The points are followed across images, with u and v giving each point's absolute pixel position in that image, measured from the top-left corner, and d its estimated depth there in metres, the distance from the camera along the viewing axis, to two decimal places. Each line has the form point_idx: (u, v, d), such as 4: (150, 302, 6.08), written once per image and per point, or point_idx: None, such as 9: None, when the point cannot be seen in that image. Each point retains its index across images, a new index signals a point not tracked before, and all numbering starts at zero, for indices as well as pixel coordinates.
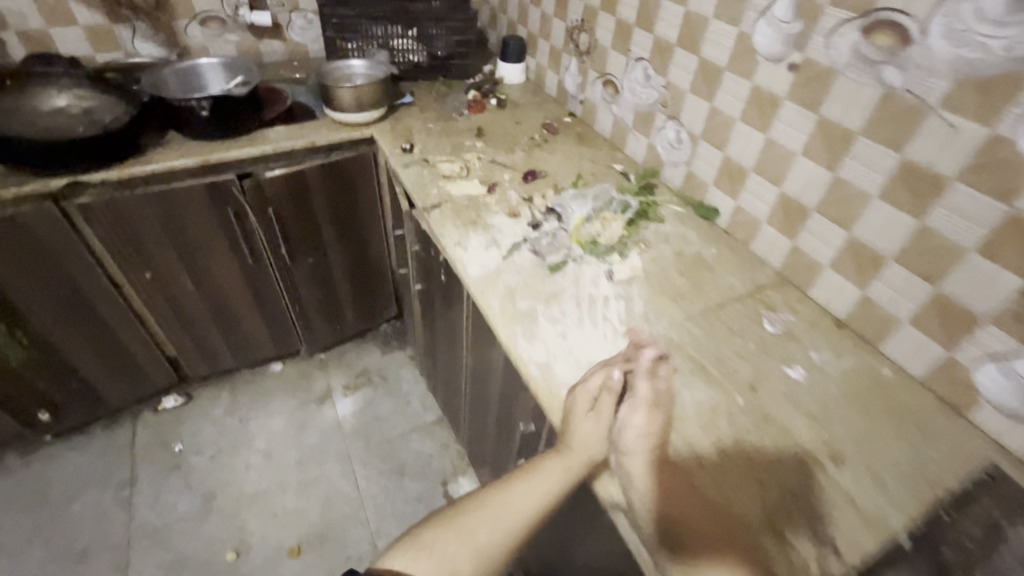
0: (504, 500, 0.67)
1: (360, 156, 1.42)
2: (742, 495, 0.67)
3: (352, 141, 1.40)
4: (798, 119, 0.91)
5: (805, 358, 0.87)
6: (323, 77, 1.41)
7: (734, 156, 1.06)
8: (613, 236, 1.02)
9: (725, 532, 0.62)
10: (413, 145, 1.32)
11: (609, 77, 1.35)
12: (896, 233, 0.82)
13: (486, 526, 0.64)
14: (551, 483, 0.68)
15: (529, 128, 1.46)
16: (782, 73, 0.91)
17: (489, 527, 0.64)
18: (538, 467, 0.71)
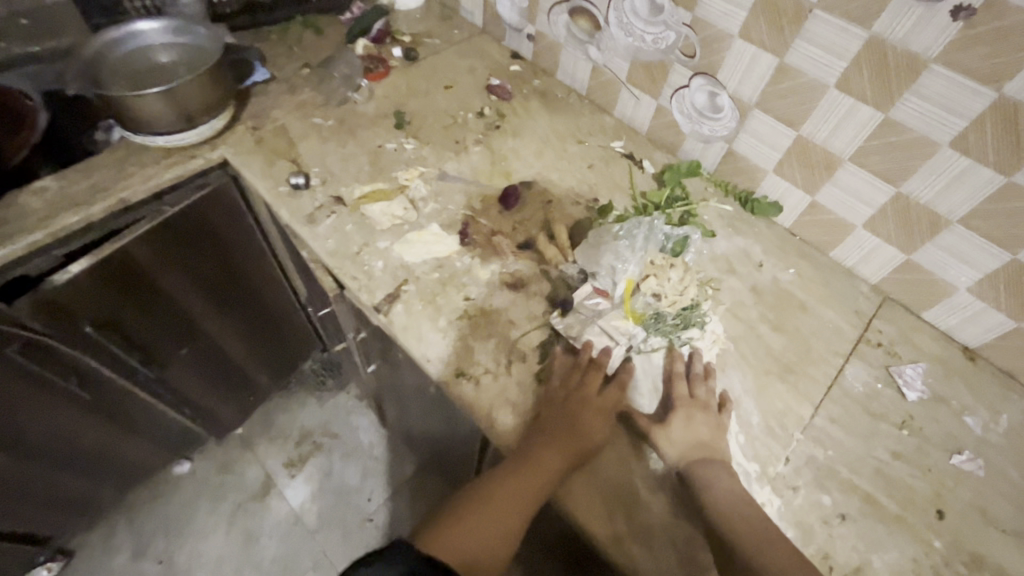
0: (507, 482, 0.57)
1: (216, 195, 0.86)
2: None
3: (195, 175, 0.84)
4: (954, 95, 0.59)
5: (963, 430, 0.67)
6: (95, 67, 0.79)
7: (817, 138, 0.73)
8: (676, 295, 0.71)
9: (767, 525, 0.55)
10: (307, 173, 0.81)
11: (582, 3, 0.89)
12: None
13: (496, 515, 0.55)
14: (558, 461, 0.57)
15: (469, 95, 0.98)
16: (939, 20, 0.56)
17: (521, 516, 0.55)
18: (530, 450, 0.58)
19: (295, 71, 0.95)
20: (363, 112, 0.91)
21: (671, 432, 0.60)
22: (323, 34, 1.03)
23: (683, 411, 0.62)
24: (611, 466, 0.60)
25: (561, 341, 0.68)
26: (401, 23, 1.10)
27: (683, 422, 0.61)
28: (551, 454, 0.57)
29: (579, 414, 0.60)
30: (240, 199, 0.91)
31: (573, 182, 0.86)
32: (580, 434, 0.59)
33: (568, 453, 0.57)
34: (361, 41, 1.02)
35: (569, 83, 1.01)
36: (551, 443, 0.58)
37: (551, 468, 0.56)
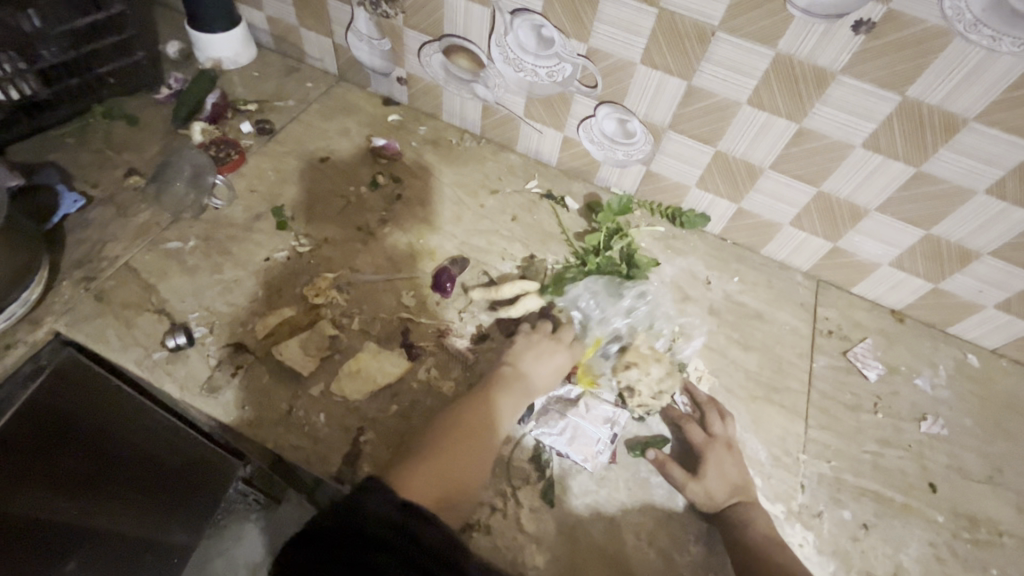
0: (461, 427, 0.56)
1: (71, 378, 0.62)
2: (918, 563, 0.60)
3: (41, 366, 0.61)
4: (861, 102, 0.60)
5: (918, 395, 0.73)
6: None
7: (734, 152, 0.72)
8: (652, 396, 0.64)
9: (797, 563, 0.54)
10: (184, 323, 0.63)
11: (456, 40, 0.79)
12: (999, 229, 0.64)
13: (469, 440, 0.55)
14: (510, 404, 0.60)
15: (351, 163, 0.84)
16: (840, 36, 0.56)
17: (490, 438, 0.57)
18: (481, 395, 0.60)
19: (118, 184, 0.74)
20: (230, 219, 0.73)
21: (710, 475, 0.60)
22: (140, 122, 0.83)
23: (711, 455, 0.61)
24: (645, 526, 0.58)
25: (550, 445, 0.61)
26: (239, 88, 0.91)
27: (723, 464, 0.61)
28: (502, 395, 0.60)
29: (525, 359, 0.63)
30: (98, 366, 0.63)
31: (504, 243, 0.78)
32: (527, 373, 0.62)
33: (518, 393, 0.61)
34: (195, 124, 0.82)
35: (459, 124, 0.91)
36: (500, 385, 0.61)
37: (502, 413, 0.59)
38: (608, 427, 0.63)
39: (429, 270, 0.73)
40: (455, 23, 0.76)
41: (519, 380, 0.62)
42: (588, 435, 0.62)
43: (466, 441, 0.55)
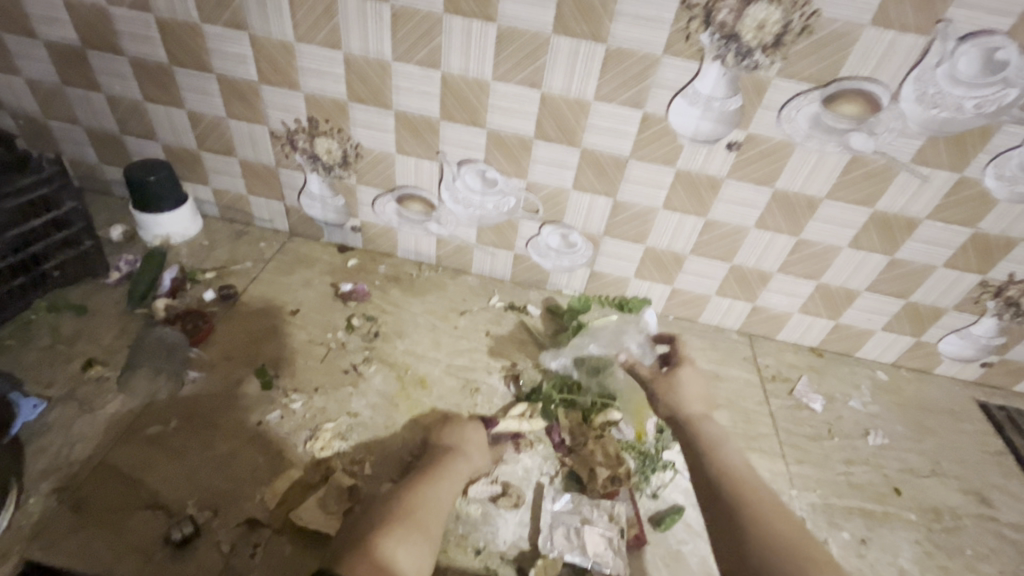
0: (421, 496, 0.60)
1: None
2: (914, 560, 0.69)
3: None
4: (746, 196, 0.79)
5: (856, 414, 0.86)
6: None
7: (661, 245, 0.87)
8: (650, 471, 0.72)
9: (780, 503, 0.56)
10: (185, 513, 0.60)
11: (408, 190, 0.89)
12: (867, 270, 0.83)
13: (420, 528, 0.56)
14: (451, 476, 0.64)
15: (321, 311, 0.87)
16: (720, 153, 0.75)
17: (436, 517, 0.58)
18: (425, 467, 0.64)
19: (77, 378, 0.71)
20: (213, 390, 0.72)
21: (683, 400, 0.73)
22: (89, 310, 0.80)
23: (675, 377, 0.75)
24: None
25: (571, 558, 0.62)
26: (190, 259, 0.92)
27: (689, 385, 0.75)
28: (453, 460, 0.65)
29: (455, 431, 0.70)
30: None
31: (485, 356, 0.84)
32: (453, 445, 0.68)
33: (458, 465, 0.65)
34: (155, 302, 0.82)
35: (415, 259, 0.98)
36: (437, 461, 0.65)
37: (452, 490, 0.62)
38: (614, 523, 0.66)
39: (424, 400, 0.76)
40: (407, 176, 0.87)
41: (467, 452, 0.67)
42: (599, 535, 0.64)
43: (433, 507, 0.59)
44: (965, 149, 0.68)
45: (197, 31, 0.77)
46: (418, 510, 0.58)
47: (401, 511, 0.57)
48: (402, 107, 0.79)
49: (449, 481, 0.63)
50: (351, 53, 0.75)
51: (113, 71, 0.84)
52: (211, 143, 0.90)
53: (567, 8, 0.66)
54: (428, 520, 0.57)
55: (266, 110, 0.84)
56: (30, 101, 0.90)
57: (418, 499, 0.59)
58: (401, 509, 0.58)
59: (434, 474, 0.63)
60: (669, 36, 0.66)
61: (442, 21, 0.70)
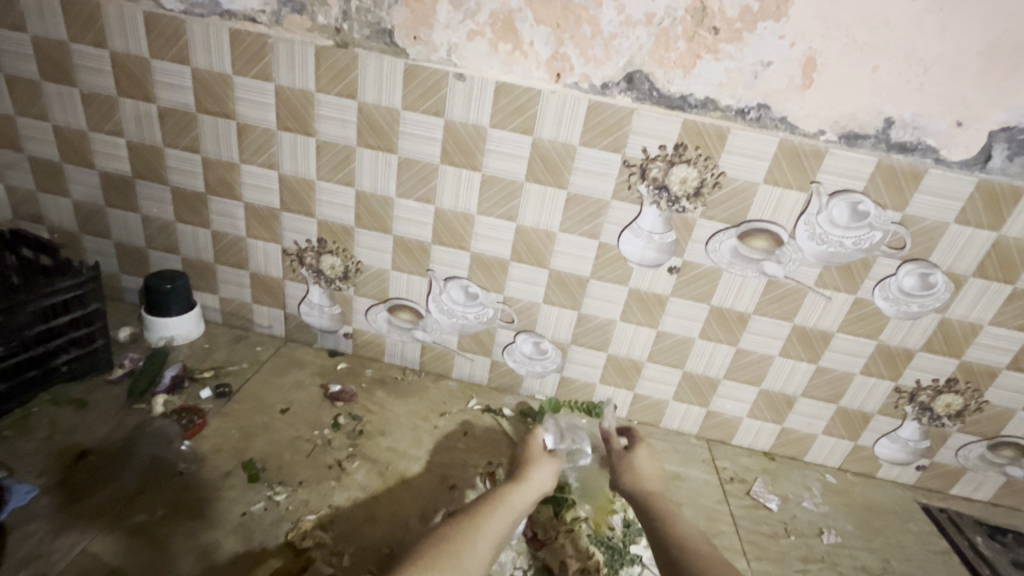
0: (474, 522, 0.66)
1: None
2: None
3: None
4: (688, 311, 0.93)
5: (809, 514, 0.92)
6: None
7: (621, 353, 0.99)
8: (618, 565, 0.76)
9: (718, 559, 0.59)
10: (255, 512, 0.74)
11: (399, 301, 1.01)
12: (799, 378, 0.96)
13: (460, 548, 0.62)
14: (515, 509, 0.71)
15: (309, 410, 0.93)
16: (663, 275, 0.91)
17: (484, 538, 0.65)
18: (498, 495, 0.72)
19: (68, 469, 0.75)
20: (202, 483, 0.76)
21: (639, 478, 0.77)
22: (89, 405, 0.86)
23: (633, 458, 0.81)
24: None
25: None
26: (190, 360, 1.00)
27: (644, 465, 0.80)
28: (514, 491, 0.73)
29: (531, 463, 0.79)
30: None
31: (462, 455, 0.90)
32: (533, 481, 0.76)
33: (528, 501, 0.73)
34: (154, 399, 0.88)
35: (400, 364, 1.07)
36: (516, 489, 0.74)
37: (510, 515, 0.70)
38: None
39: (403, 495, 0.80)
40: (399, 289, 1.00)
41: (530, 482, 0.76)
42: None
43: (485, 530, 0.66)
44: (854, 276, 0.86)
45: (236, 169, 0.94)
46: (467, 531, 0.64)
47: (450, 532, 0.64)
48: (400, 233, 0.95)
49: (508, 504, 0.71)
50: (362, 189, 0.92)
51: (154, 196, 0.99)
52: (227, 258, 1.03)
53: (536, 164, 0.85)
54: (473, 544, 0.63)
55: (283, 232, 0.99)
56: (71, 220, 1.04)
57: (477, 527, 0.65)
58: (460, 532, 0.64)
59: (494, 503, 0.70)
60: (615, 186, 0.85)
61: (438, 170, 0.88)
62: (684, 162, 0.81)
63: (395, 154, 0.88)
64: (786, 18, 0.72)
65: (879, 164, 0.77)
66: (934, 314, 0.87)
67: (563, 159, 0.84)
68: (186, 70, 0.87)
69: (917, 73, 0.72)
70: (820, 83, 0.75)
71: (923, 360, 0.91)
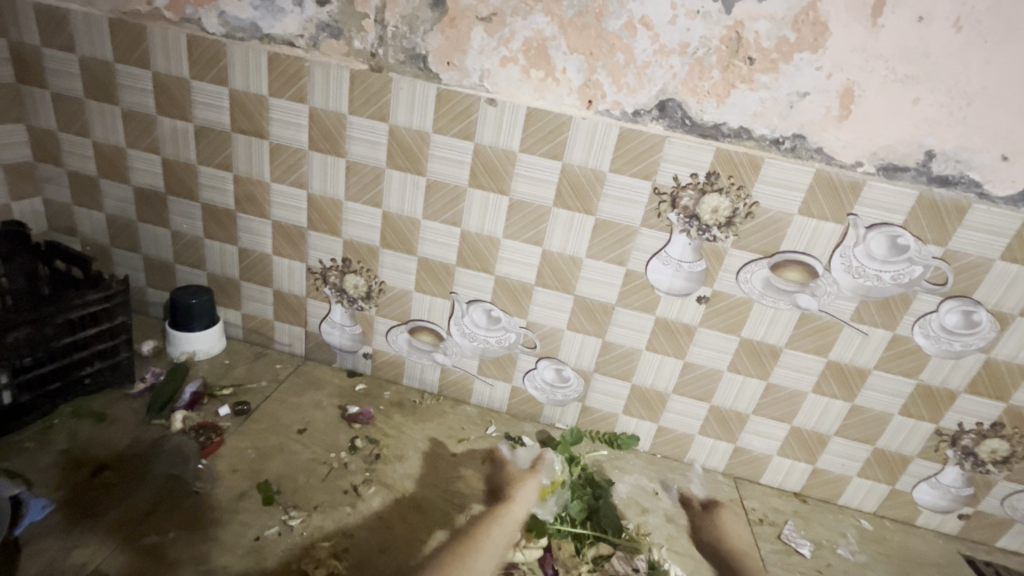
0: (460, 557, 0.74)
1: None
2: None
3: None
4: (717, 342, 0.90)
5: (844, 562, 0.87)
6: None
7: (646, 383, 0.96)
8: None
9: None
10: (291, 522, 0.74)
11: (421, 323, 1.00)
12: (833, 416, 0.92)
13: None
14: (508, 533, 0.79)
15: (327, 431, 0.91)
16: (692, 305, 0.88)
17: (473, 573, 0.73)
18: (483, 525, 0.80)
19: (84, 484, 0.74)
20: (217, 503, 0.75)
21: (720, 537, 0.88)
22: (108, 418, 0.85)
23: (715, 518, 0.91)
24: None
25: None
26: (210, 376, 0.99)
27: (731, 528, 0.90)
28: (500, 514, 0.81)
29: (512, 483, 0.87)
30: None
31: (456, 467, 0.90)
32: (517, 502, 0.84)
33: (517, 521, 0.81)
34: (172, 414, 0.87)
35: (418, 387, 1.05)
36: (502, 512, 0.82)
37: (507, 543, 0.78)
38: None
39: (418, 525, 0.78)
40: (421, 311, 0.99)
41: (513, 504, 0.84)
42: None
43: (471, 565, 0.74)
44: (893, 312, 0.83)
45: (266, 187, 0.95)
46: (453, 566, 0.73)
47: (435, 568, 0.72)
48: (425, 254, 0.94)
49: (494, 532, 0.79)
50: (389, 210, 0.93)
51: (184, 212, 1.01)
52: (252, 274, 1.03)
53: (564, 189, 0.84)
54: None
55: (308, 251, 0.99)
56: (103, 233, 1.06)
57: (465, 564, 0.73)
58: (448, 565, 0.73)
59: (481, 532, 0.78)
60: (644, 214, 0.84)
61: (466, 192, 0.88)
62: (716, 190, 0.80)
63: (423, 176, 0.89)
64: (823, 49, 0.71)
65: (920, 197, 0.75)
66: (979, 354, 0.83)
67: (591, 185, 0.83)
68: (223, 90, 0.89)
69: (959, 106, 0.71)
70: (858, 114, 0.73)
71: (966, 402, 0.86)
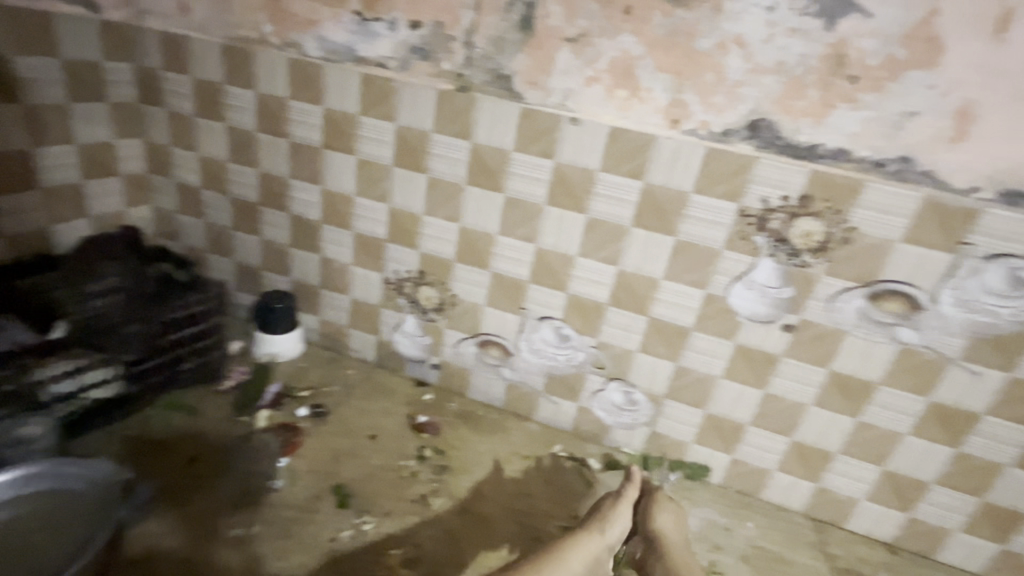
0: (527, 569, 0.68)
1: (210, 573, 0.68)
2: None
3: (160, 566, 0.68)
4: (802, 373, 0.85)
5: None
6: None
7: (721, 412, 0.92)
8: None
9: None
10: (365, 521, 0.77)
11: (490, 337, 1.01)
12: (934, 462, 0.84)
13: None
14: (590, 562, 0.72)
15: (396, 439, 0.93)
16: (776, 333, 0.84)
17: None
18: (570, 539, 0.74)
19: (179, 473, 0.80)
20: (295, 501, 0.78)
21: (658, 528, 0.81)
22: (199, 412, 0.91)
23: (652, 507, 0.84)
24: None
25: None
26: (289, 378, 1.04)
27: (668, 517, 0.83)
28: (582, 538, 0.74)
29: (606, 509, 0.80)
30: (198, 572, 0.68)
31: (529, 485, 0.90)
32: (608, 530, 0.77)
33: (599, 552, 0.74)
34: (257, 413, 0.92)
35: (483, 400, 1.06)
36: (587, 535, 0.75)
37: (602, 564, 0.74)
38: None
39: (485, 541, 0.78)
40: (491, 325, 1.00)
41: (604, 531, 0.77)
42: None
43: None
44: (1011, 352, 0.75)
45: (351, 200, 1.00)
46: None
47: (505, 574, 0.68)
48: (498, 269, 0.96)
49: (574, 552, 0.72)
50: (465, 226, 0.95)
51: (274, 222, 1.07)
52: (332, 282, 1.08)
53: (644, 209, 0.83)
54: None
55: (386, 262, 1.03)
56: (202, 239, 1.14)
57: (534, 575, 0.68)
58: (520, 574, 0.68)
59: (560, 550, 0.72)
60: (728, 236, 0.81)
61: (543, 210, 0.89)
62: (809, 214, 0.76)
63: (501, 194, 0.90)
64: (938, 67, 0.66)
65: None
66: None
67: (673, 205, 0.82)
68: (318, 109, 0.95)
69: None
70: (976, 136, 0.68)
71: None
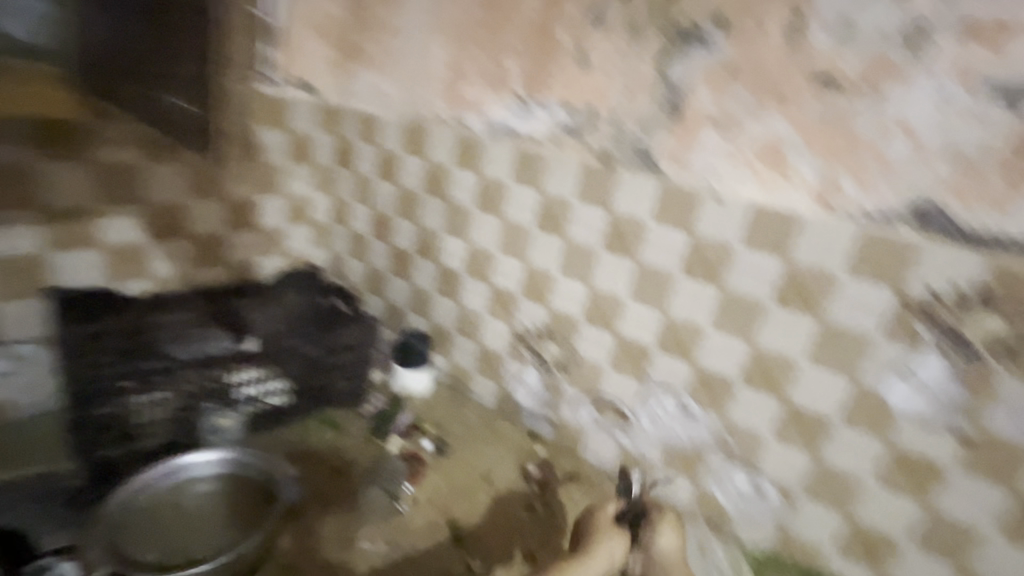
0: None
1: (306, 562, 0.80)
2: None
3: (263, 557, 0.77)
4: (984, 497, 0.71)
5: None
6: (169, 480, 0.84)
7: (870, 523, 0.81)
8: None
9: None
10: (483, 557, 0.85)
11: (609, 400, 1.02)
12: None
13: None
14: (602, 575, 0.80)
15: (508, 487, 0.98)
16: (946, 440, 0.73)
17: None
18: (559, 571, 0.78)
19: (324, 481, 0.93)
20: (412, 524, 0.88)
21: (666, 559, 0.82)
22: (342, 428, 1.04)
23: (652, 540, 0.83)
24: None
25: None
26: (418, 412, 1.14)
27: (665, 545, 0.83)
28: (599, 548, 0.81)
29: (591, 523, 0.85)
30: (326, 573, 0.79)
31: None
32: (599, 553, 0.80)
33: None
34: (390, 439, 1.02)
35: (596, 464, 1.05)
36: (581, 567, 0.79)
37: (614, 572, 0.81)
38: None
39: None
40: (611, 388, 1.01)
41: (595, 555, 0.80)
42: None
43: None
44: None
45: (492, 257, 1.11)
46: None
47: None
48: (623, 333, 0.98)
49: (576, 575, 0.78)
50: (596, 289, 0.99)
51: (424, 271, 1.22)
52: (465, 329, 1.18)
53: (787, 288, 0.81)
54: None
55: (517, 315, 1.10)
56: (362, 281, 1.33)
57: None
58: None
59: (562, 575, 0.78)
60: (885, 324, 0.75)
61: (676, 280, 0.90)
62: (994, 309, 0.67)
63: (634, 261, 0.94)
64: None
65: None
66: None
67: (820, 287, 0.79)
68: (474, 177, 1.09)
69: None
70: None
71: None
